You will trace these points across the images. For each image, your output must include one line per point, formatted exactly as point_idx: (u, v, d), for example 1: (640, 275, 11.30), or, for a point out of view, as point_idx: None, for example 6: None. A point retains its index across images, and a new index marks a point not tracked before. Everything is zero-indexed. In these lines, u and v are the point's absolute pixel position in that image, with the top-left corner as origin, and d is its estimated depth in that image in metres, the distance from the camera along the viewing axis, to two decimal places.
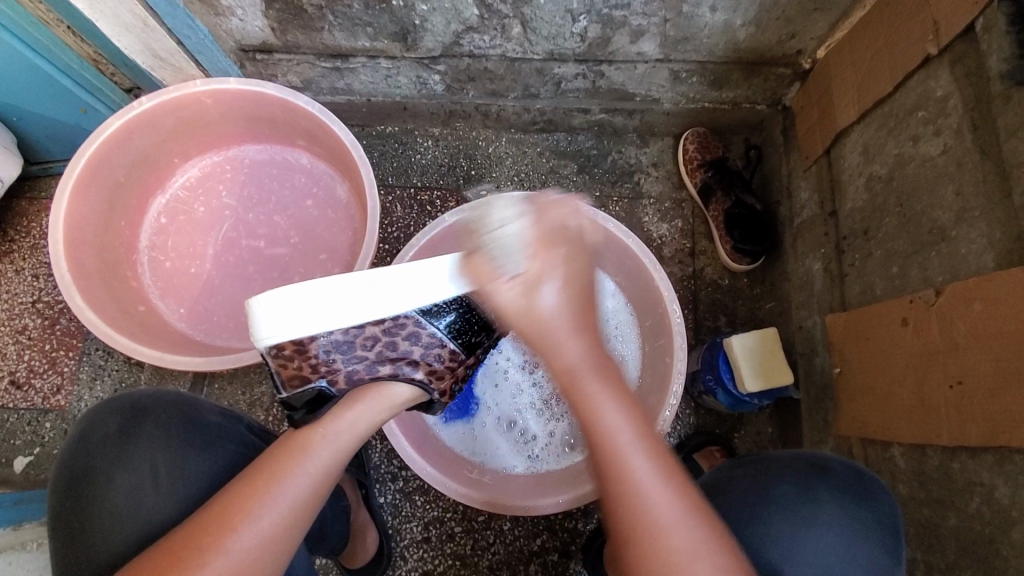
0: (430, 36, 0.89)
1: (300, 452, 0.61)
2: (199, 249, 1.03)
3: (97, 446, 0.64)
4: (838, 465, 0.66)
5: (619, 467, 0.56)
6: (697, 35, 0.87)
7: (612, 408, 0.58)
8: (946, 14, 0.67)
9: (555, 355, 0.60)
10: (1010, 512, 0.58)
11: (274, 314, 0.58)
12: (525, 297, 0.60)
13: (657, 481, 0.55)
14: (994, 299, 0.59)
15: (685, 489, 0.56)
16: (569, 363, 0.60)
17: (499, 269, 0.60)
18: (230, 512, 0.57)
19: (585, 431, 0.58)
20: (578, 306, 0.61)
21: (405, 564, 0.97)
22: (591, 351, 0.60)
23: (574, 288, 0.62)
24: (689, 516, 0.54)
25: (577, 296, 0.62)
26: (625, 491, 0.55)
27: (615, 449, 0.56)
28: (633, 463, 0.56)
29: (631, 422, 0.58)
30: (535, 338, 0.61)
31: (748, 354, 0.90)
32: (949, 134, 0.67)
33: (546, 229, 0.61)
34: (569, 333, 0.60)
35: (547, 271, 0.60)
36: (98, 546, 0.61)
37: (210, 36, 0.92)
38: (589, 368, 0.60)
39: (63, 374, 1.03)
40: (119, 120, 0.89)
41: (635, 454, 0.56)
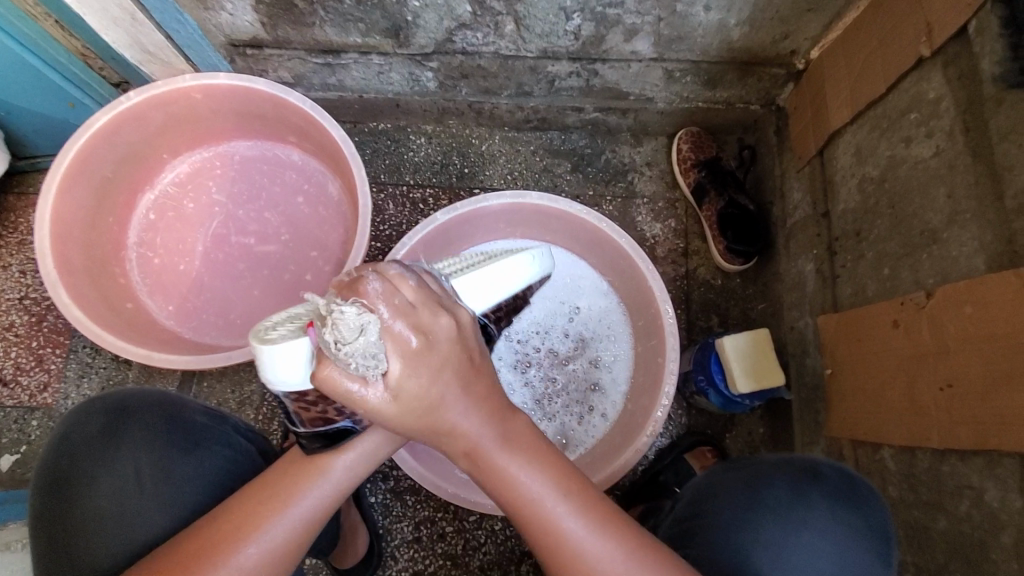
0: (422, 33, 0.88)
1: (321, 473, 0.61)
2: (188, 246, 1.01)
3: (81, 446, 0.63)
4: (827, 470, 0.67)
5: (549, 532, 0.53)
6: (691, 34, 0.87)
7: (524, 474, 0.53)
8: (939, 15, 0.67)
9: (454, 433, 0.52)
10: (1000, 515, 0.58)
11: (291, 358, 0.52)
12: (385, 404, 0.48)
13: (596, 537, 0.53)
14: (984, 303, 0.59)
15: (631, 539, 0.54)
16: (470, 441, 0.53)
17: (356, 377, 0.47)
18: (241, 525, 0.57)
19: (502, 498, 0.54)
20: (460, 381, 0.51)
21: (395, 564, 0.96)
22: (489, 414, 0.53)
23: (453, 360, 0.50)
24: (641, 568, 0.52)
25: (454, 367, 0.51)
26: (562, 557, 0.53)
27: (543, 514, 0.53)
28: (562, 526, 0.53)
29: (546, 480, 0.53)
30: (422, 427, 0.51)
31: (739, 355, 0.90)
32: (941, 136, 0.67)
33: (402, 312, 0.48)
34: (459, 411, 0.51)
35: (415, 364, 0.48)
36: (82, 549, 0.60)
37: (199, 30, 0.90)
38: (494, 436, 0.53)
39: (50, 372, 1.01)
40: (106, 115, 0.88)
41: (566, 514, 0.53)
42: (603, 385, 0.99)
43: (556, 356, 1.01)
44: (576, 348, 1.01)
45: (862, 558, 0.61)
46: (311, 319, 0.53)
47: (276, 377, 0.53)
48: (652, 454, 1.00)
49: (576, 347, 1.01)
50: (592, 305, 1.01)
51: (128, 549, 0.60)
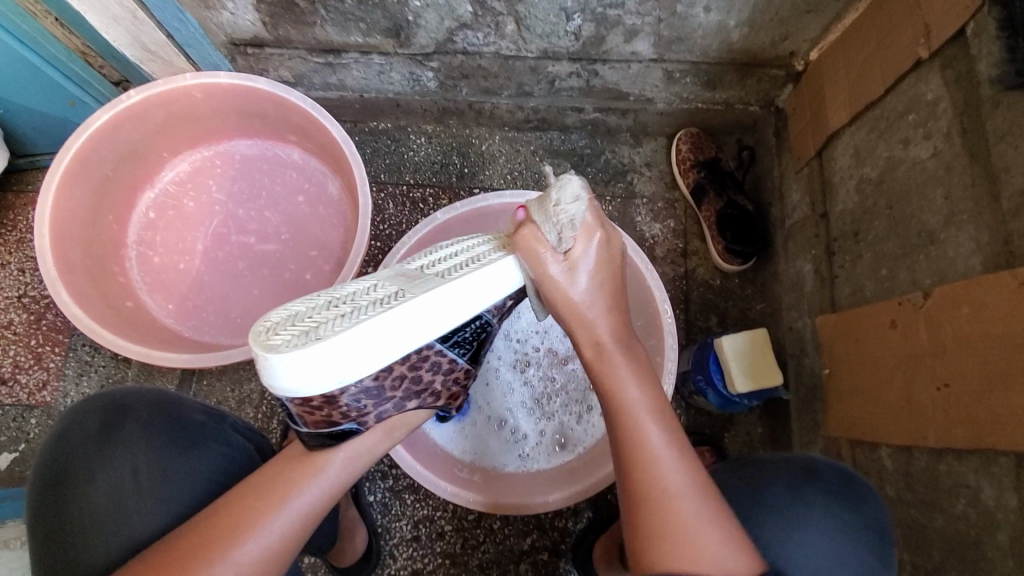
0: (423, 33, 0.88)
1: (315, 471, 0.62)
2: (188, 245, 1.02)
3: (77, 444, 0.63)
4: (824, 467, 0.67)
5: (636, 435, 0.59)
6: (691, 35, 0.87)
7: (632, 383, 0.62)
8: (938, 17, 0.67)
9: (586, 326, 0.65)
10: (995, 514, 0.59)
11: (295, 369, 0.55)
12: (568, 275, 0.63)
13: (669, 449, 0.59)
14: (981, 303, 0.59)
15: (694, 464, 0.59)
16: (597, 337, 0.65)
17: (548, 247, 0.62)
18: (242, 520, 0.57)
19: (609, 400, 0.63)
20: (608, 292, 0.66)
21: (394, 563, 0.97)
22: (618, 332, 0.65)
23: (609, 269, 0.66)
24: (697, 486, 0.57)
25: (613, 283, 0.67)
26: (641, 458, 0.58)
27: (634, 420, 0.60)
28: (650, 433, 0.59)
29: (650, 397, 0.62)
30: (567, 309, 0.65)
31: (737, 354, 0.90)
32: (939, 137, 0.67)
33: (592, 220, 0.63)
34: (597, 310, 0.65)
35: (585, 257, 0.63)
36: (80, 547, 0.60)
37: (200, 29, 0.91)
38: (617, 344, 0.65)
39: (49, 370, 1.01)
40: (106, 113, 0.88)
41: (652, 426, 0.60)
42: None
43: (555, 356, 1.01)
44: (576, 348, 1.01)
45: (861, 557, 0.61)
46: (317, 326, 0.56)
47: (278, 380, 0.56)
48: None
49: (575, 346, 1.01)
50: None
51: (123, 547, 0.60)
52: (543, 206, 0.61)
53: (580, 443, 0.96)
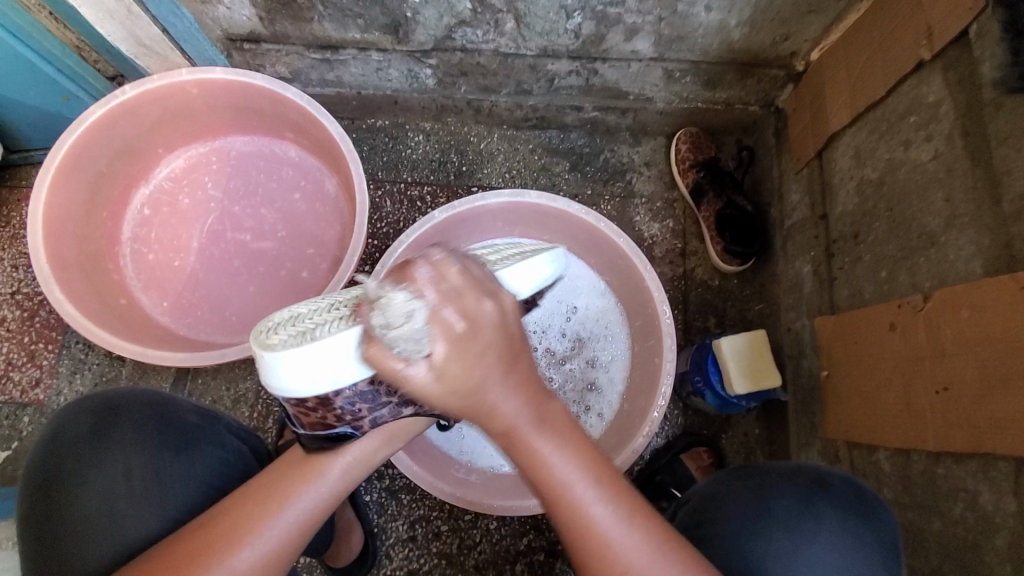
0: (422, 30, 0.88)
1: (313, 474, 0.62)
2: (184, 242, 1.01)
3: (70, 446, 0.63)
4: (836, 481, 0.67)
5: (577, 514, 0.53)
6: (691, 34, 0.86)
7: (561, 459, 0.53)
8: (940, 18, 0.67)
9: (496, 414, 0.50)
10: (994, 518, 0.59)
11: (293, 367, 0.52)
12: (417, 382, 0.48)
13: (620, 525, 0.53)
14: (980, 306, 0.59)
15: (651, 526, 0.54)
16: (508, 421, 0.51)
17: (400, 357, 0.46)
18: (237, 528, 0.57)
19: (535, 481, 0.53)
20: (503, 364, 0.49)
21: (390, 563, 0.96)
22: (532, 402, 0.52)
23: (505, 341, 0.49)
24: (661, 559, 0.53)
25: (506, 353, 0.49)
26: (587, 541, 0.53)
27: (573, 499, 0.53)
28: (593, 509, 0.53)
29: (584, 467, 0.54)
30: (461, 405, 0.50)
31: (736, 355, 0.90)
32: (940, 139, 0.67)
33: (446, 297, 0.46)
34: (500, 394, 0.50)
35: (455, 349, 0.46)
36: (70, 550, 0.59)
37: (196, 24, 0.89)
38: (533, 420, 0.52)
39: (42, 368, 1.00)
40: (100, 108, 0.87)
41: (595, 502, 0.53)
42: (600, 384, 0.99)
43: (553, 356, 1.00)
44: (574, 348, 1.01)
45: (869, 568, 0.61)
46: (316, 327, 0.54)
47: (280, 381, 0.54)
48: (647, 455, 1.01)
49: (573, 347, 1.01)
50: (589, 305, 1.01)
51: (115, 550, 0.59)
52: (379, 306, 0.48)
53: None
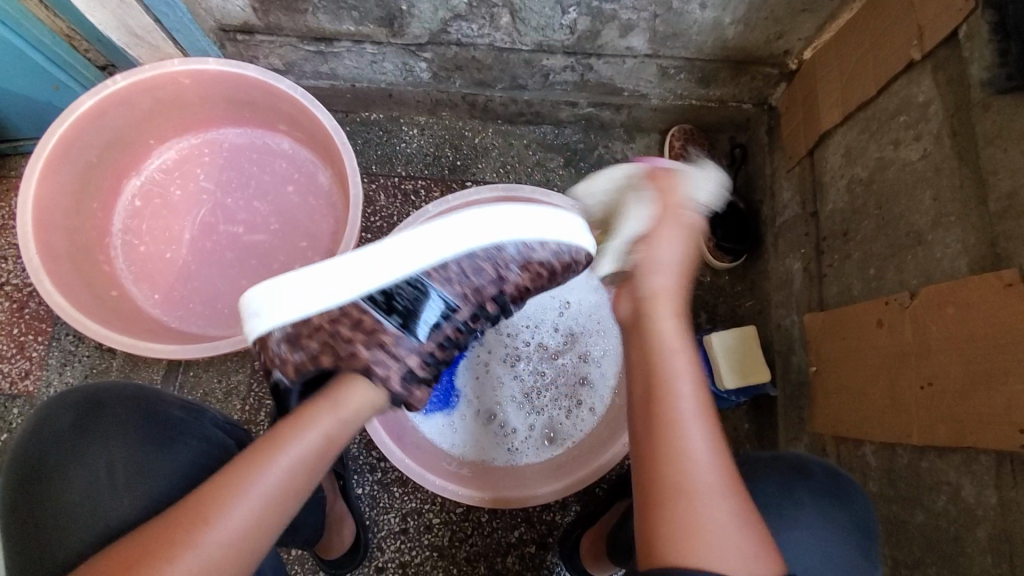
0: (417, 23, 0.87)
1: (272, 449, 0.58)
2: (175, 234, 1.00)
3: (53, 441, 0.62)
4: (814, 467, 0.68)
5: (675, 421, 0.57)
6: (686, 32, 0.87)
7: (683, 370, 0.60)
8: (931, 19, 0.68)
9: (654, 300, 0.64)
10: (975, 510, 0.60)
11: (262, 304, 0.62)
12: (658, 266, 0.66)
13: (707, 450, 0.56)
14: (965, 303, 0.60)
15: (731, 471, 0.56)
16: (658, 315, 0.63)
17: (671, 188, 0.69)
18: (190, 516, 0.54)
19: (649, 384, 0.60)
20: (682, 277, 0.67)
21: (382, 555, 0.97)
22: (681, 318, 0.64)
23: (684, 267, 0.67)
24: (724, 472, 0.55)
25: (685, 280, 0.67)
26: (672, 445, 0.56)
27: (675, 406, 0.58)
28: (688, 404, 0.58)
29: (694, 378, 0.59)
30: (646, 268, 0.66)
31: (726, 351, 0.93)
32: (928, 139, 0.68)
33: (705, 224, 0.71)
34: (670, 293, 0.65)
35: (673, 227, 0.67)
36: (53, 546, 0.59)
37: (189, 14, 0.88)
38: (681, 331, 0.63)
39: (31, 360, 1.00)
40: (92, 99, 0.86)
41: (693, 419, 0.57)
42: (592, 378, 1.00)
43: (545, 350, 1.01)
44: (566, 343, 1.01)
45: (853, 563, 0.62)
46: None
47: (250, 320, 0.62)
48: None
49: (566, 341, 1.01)
50: (582, 300, 1.02)
51: (97, 543, 0.59)
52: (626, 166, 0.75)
53: (569, 437, 0.97)
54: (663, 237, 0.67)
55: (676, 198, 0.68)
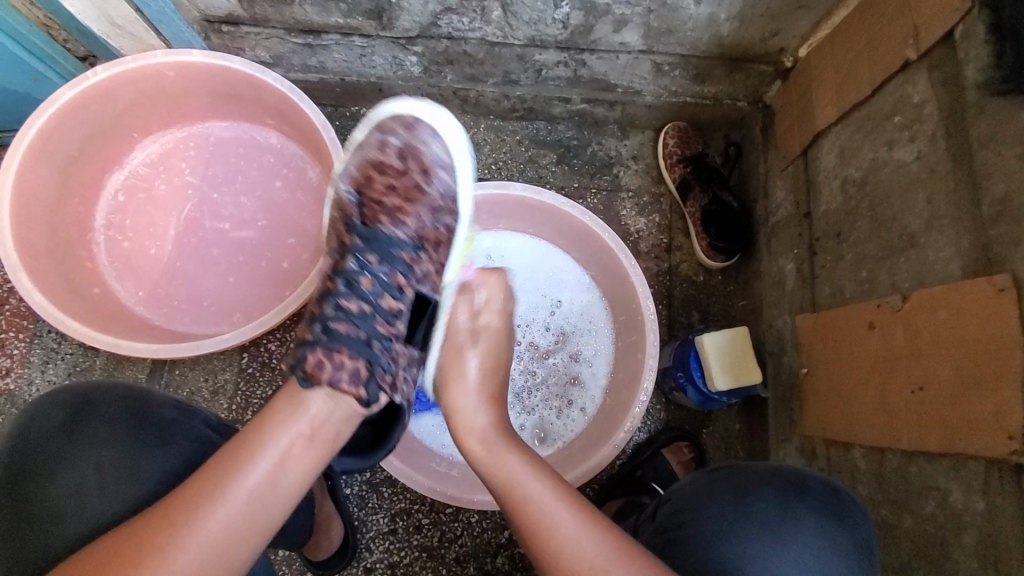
0: (407, 15, 0.85)
1: (242, 456, 0.56)
2: (160, 230, 0.98)
3: (41, 441, 0.61)
4: (813, 483, 0.67)
5: (541, 530, 0.56)
6: (680, 27, 0.85)
7: (522, 474, 0.61)
8: (927, 19, 0.67)
9: (460, 417, 0.67)
10: (962, 516, 0.60)
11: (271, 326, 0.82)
12: (463, 382, 0.69)
13: (593, 542, 0.55)
14: (957, 307, 0.60)
15: (629, 549, 0.55)
16: (474, 428, 0.66)
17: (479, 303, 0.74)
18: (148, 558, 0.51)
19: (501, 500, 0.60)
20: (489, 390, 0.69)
21: (370, 555, 0.96)
22: (492, 418, 0.67)
23: (488, 373, 0.70)
24: (601, 537, 0.55)
25: (494, 379, 0.70)
26: (551, 551, 0.55)
27: (534, 513, 0.57)
28: (539, 501, 0.58)
29: (539, 473, 0.61)
30: (449, 386, 0.69)
31: (718, 352, 0.90)
32: (923, 140, 0.67)
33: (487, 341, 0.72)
34: (470, 404, 0.68)
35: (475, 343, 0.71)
36: (37, 547, 0.57)
37: (172, 4, 0.86)
38: (494, 433, 0.65)
39: (12, 358, 0.98)
40: (71, 90, 0.83)
41: (561, 519, 0.56)
42: (582, 378, 0.99)
43: (536, 350, 1.00)
44: (557, 342, 1.00)
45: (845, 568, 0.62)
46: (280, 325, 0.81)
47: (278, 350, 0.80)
48: (629, 450, 1.01)
49: (557, 340, 1.00)
50: (574, 299, 1.01)
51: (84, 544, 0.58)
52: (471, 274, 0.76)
53: (560, 438, 0.97)
54: (462, 357, 0.70)
55: (462, 319, 0.73)
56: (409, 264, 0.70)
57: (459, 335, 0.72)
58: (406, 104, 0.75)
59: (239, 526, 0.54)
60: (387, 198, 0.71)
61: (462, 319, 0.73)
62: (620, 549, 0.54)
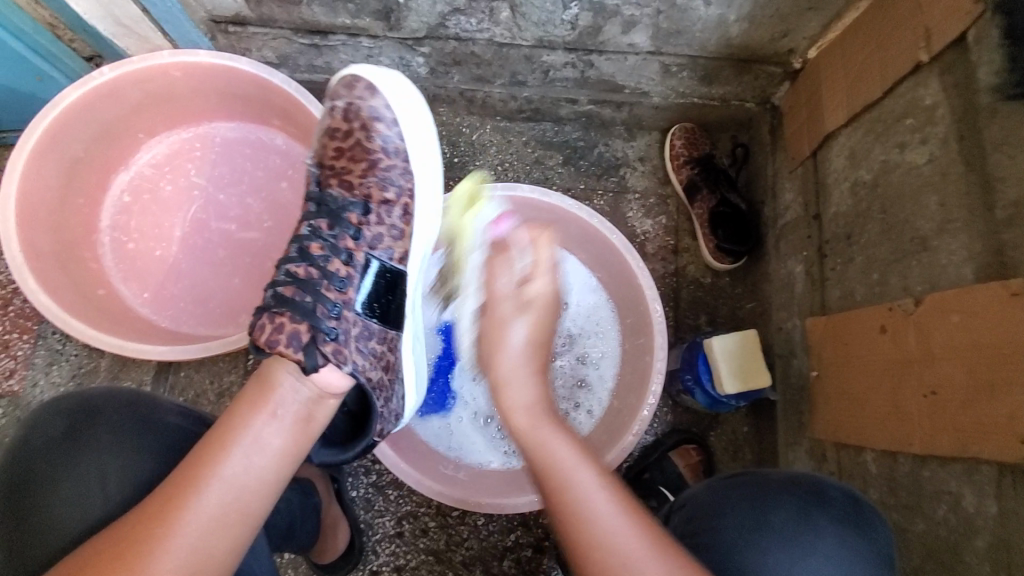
0: (414, 16, 0.85)
1: (219, 453, 0.56)
2: (166, 231, 0.98)
3: (43, 450, 0.60)
4: (834, 493, 0.66)
5: (583, 514, 0.55)
6: (689, 29, 0.85)
7: (566, 454, 0.59)
8: (940, 20, 0.66)
9: (506, 391, 0.65)
10: (976, 521, 0.59)
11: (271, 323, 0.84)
12: (507, 348, 0.67)
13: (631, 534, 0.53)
14: (971, 311, 0.59)
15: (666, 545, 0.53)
16: (517, 403, 0.63)
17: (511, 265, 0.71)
18: (132, 554, 0.51)
19: (543, 479, 0.58)
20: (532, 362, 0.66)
21: (376, 558, 0.96)
22: (535, 396, 0.64)
23: (534, 346, 0.68)
24: (640, 530, 0.54)
25: (538, 353, 0.68)
26: (589, 537, 0.54)
27: (576, 497, 0.56)
28: (582, 486, 0.56)
29: (585, 458, 0.59)
30: (490, 353, 0.68)
31: (727, 354, 0.90)
32: (935, 142, 0.67)
33: (537, 310, 0.69)
34: (514, 378, 0.65)
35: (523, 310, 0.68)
36: (39, 558, 0.57)
37: (178, 5, 0.85)
38: (539, 410, 0.63)
39: (16, 359, 0.97)
40: (77, 90, 0.83)
41: (603, 507, 0.55)
42: (589, 380, 0.98)
43: None
44: (564, 344, 1.00)
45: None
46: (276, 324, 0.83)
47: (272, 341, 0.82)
48: (636, 453, 1.01)
49: (564, 342, 1.00)
50: (580, 301, 1.00)
51: None
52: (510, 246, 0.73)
53: None
54: (506, 322, 0.68)
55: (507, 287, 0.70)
56: (357, 227, 0.72)
57: (505, 304, 0.69)
58: (360, 69, 0.78)
59: (220, 518, 0.54)
60: (337, 163, 0.75)
61: (507, 288, 0.70)
62: (657, 546, 0.53)
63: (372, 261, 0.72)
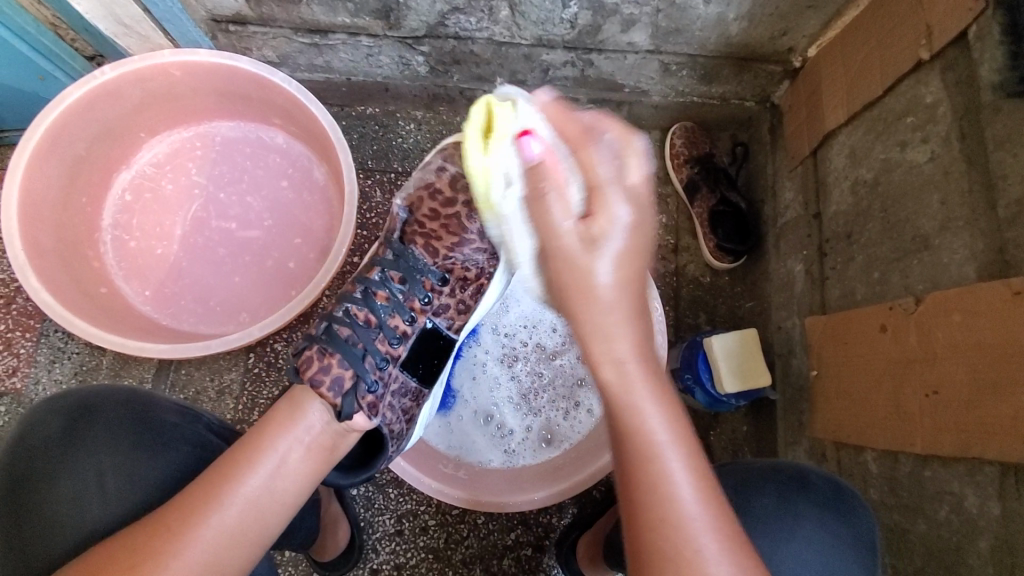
0: (414, 15, 0.85)
1: (240, 471, 0.58)
2: (167, 229, 0.98)
3: (40, 447, 0.61)
4: (816, 479, 0.66)
5: (667, 485, 0.49)
6: (689, 27, 0.85)
7: (652, 412, 0.51)
8: (941, 18, 0.66)
9: (596, 344, 0.51)
10: (977, 521, 0.59)
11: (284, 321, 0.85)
12: (594, 291, 0.50)
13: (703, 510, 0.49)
14: (974, 310, 0.59)
15: (732, 523, 0.50)
16: (610, 355, 0.51)
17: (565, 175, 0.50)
18: (144, 564, 0.52)
19: (630, 441, 0.51)
20: (626, 306, 0.51)
21: (376, 557, 0.96)
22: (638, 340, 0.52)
23: (625, 294, 0.51)
24: (713, 508, 0.50)
25: (627, 299, 0.51)
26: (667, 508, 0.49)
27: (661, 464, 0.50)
28: (667, 452, 0.50)
29: (671, 419, 0.51)
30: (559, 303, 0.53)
31: (727, 354, 0.90)
32: (937, 141, 0.67)
33: (619, 236, 0.49)
34: (610, 326, 0.51)
35: (611, 226, 0.49)
36: (37, 554, 0.57)
37: (179, 4, 0.85)
38: (638, 366, 0.51)
39: (18, 357, 0.98)
40: (80, 89, 0.83)
41: (683, 481, 0.50)
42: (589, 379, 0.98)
43: (542, 351, 0.99)
44: (564, 344, 0.99)
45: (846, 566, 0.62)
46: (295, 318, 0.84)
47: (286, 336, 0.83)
48: None
49: (564, 341, 0.99)
50: None
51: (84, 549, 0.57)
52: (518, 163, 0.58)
53: (567, 439, 0.96)
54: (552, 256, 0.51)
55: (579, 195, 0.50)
56: (428, 293, 0.74)
57: (569, 233, 0.50)
58: None
59: (234, 534, 0.56)
60: (428, 224, 0.73)
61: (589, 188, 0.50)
62: (724, 528, 0.49)
63: (429, 324, 0.75)
